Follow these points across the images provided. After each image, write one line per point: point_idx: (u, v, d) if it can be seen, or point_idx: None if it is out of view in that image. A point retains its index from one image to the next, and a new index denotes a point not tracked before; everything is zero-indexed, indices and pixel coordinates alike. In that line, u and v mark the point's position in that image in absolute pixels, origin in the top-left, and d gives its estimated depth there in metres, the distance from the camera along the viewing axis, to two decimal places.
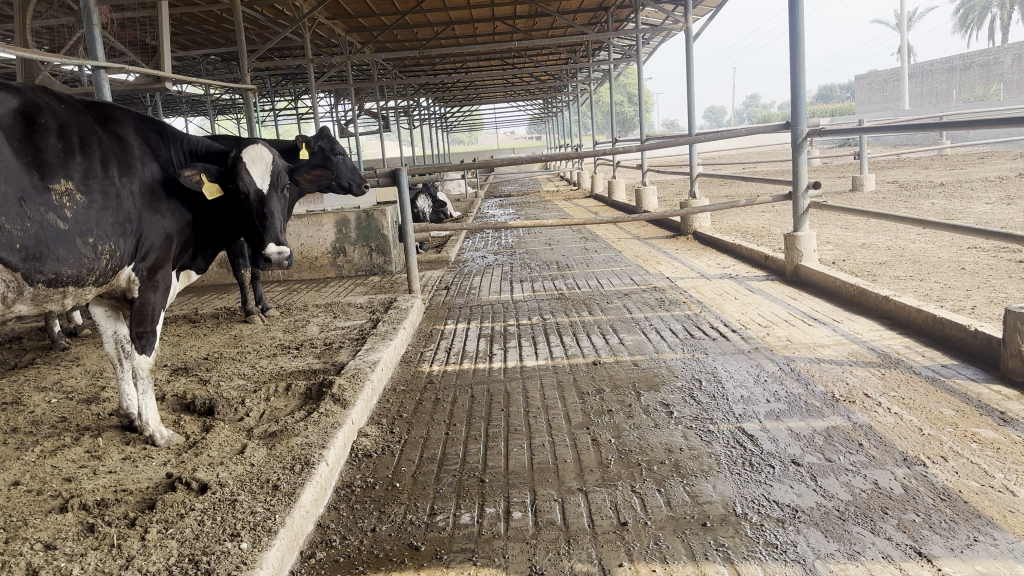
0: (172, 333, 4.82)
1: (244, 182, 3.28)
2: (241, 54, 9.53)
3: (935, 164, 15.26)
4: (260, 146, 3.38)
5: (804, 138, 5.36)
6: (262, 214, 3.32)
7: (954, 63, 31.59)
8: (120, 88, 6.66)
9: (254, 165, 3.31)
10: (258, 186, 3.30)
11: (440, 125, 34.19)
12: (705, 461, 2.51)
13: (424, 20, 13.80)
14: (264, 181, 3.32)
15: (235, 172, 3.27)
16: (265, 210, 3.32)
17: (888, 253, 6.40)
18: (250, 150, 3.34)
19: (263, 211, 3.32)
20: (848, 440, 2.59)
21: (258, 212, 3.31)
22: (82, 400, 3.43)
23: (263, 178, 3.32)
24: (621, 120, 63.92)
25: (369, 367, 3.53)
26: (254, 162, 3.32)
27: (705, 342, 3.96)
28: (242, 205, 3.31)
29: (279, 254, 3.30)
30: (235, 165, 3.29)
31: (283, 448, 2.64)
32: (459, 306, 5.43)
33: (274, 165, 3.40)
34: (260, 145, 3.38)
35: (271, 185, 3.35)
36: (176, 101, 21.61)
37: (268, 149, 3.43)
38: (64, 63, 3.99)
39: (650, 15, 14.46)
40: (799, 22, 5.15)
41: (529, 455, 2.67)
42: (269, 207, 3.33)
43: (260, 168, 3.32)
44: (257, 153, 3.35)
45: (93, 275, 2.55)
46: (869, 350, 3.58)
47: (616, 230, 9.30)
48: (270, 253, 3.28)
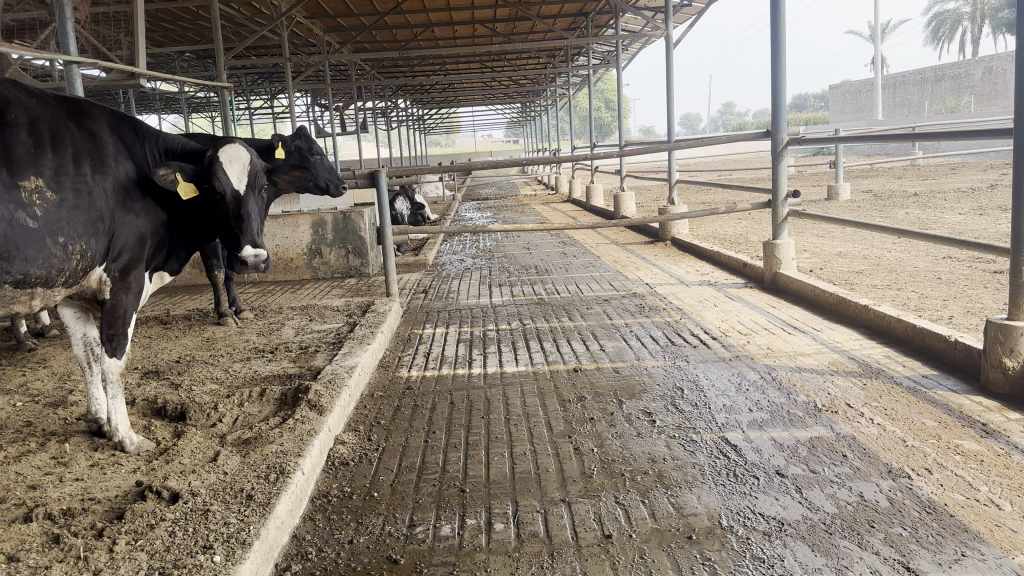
0: (143, 335, 4.72)
1: (221, 182, 3.21)
2: (218, 53, 9.40)
3: (908, 174, 15.46)
4: (238, 145, 3.31)
5: (784, 146, 5.37)
6: (239, 215, 3.25)
7: (926, 74, 32.06)
8: (91, 84, 6.53)
9: (231, 165, 3.24)
10: (235, 186, 3.23)
11: (418, 127, 34.08)
12: (689, 472, 2.47)
13: (404, 22, 13.73)
14: (241, 182, 3.25)
15: (212, 171, 3.20)
16: (243, 211, 3.25)
17: (865, 262, 6.44)
18: (227, 150, 3.27)
19: (240, 212, 3.24)
20: (832, 451, 2.57)
21: (236, 213, 3.24)
22: (49, 404, 3.33)
23: (240, 178, 3.25)
24: (598, 125, 64.12)
25: (346, 373, 3.46)
26: (231, 162, 3.25)
27: (686, 349, 3.94)
28: (219, 205, 3.24)
29: (255, 256, 3.24)
30: (212, 165, 3.22)
31: (258, 456, 2.57)
32: (437, 310, 5.38)
33: (252, 166, 3.34)
34: (237, 146, 3.31)
35: (248, 187, 3.28)
36: (150, 98, 21.33)
37: (246, 149, 3.36)
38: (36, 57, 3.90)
39: (630, 21, 14.51)
40: (781, 31, 5.17)
41: (510, 464, 2.62)
42: (246, 209, 3.26)
43: (237, 168, 3.26)
44: (234, 153, 3.28)
45: (63, 276, 2.46)
46: (850, 359, 3.58)
47: (594, 235, 9.30)
48: (247, 255, 3.22)
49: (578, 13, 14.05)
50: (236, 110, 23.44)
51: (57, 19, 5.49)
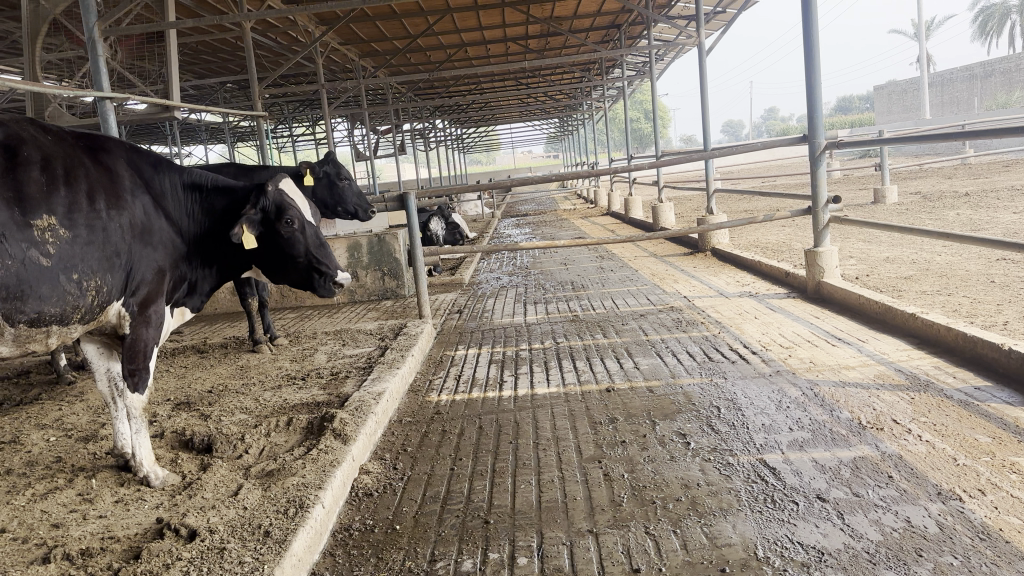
0: (178, 364, 4.74)
1: (299, 215, 3.42)
2: (253, 82, 9.51)
3: (958, 173, 15.04)
4: (286, 178, 3.51)
5: (822, 151, 5.19)
6: (315, 246, 3.47)
7: (973, 70, 31.24)
8: (129, 118, 6.67)
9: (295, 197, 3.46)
10: (307, 216, 3.47)
11: (457, 147, 34.33)
12: (724, 499, 2.35)
13: (437, 43, 13.84)
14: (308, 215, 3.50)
15: (288, 206, 3.38)
16: (315, 243, 3.48)
17: (913, 266, 6.22)
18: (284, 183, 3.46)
19: (318, 241, 3.50)
20: (876, 472, 2.43)
21: (309, 245, 3.46)
22: (81, 439, 3.33)
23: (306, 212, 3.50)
24: (638, 136, 63.87)
25: (374, 399, 3.41)
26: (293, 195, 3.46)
27: (724, 365, 3.79)
28: (288, 241, 3.41)
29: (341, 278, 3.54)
30: (281, 204, 3.37)
31: (279, 489, 2.53)
32: (471, 330, 5.31)
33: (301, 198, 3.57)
34: (285, 178, 3.51)
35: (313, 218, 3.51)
36: (195, 129, 21.79)
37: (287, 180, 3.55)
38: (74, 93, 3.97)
39: (663, 31, 14.45)
40: (813, 32, 5.01)
41: (537, 493, 2.52)
42: (319, 238, 3.50)
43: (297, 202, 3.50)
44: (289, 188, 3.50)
45: (78, 313, 2.45)
46: (897, 372, 3.41)
47: (632, 248, 9.17)
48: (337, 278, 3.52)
49: (611, 25, 13.98)
50: (279, 137, 23.82)
51: (91, 57, 5.63)
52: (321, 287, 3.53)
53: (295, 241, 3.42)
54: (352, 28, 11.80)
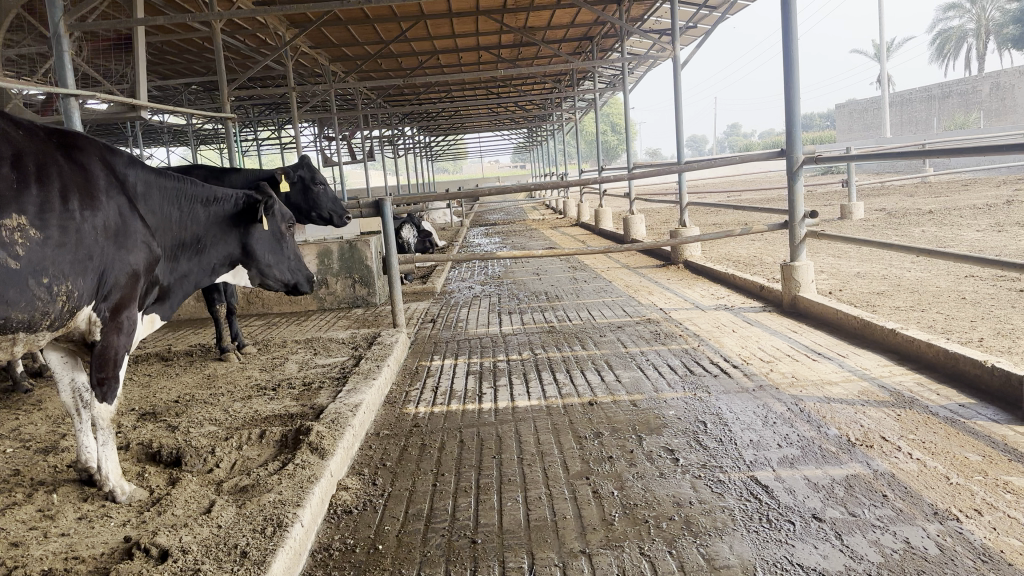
0: (142, 373, 4.56)
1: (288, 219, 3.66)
2: (221, 83, 9.30)
3: (920, 190, 15.35)
4: None
5: (799, 165, 5.20)
6: (298, 249, 3.68)
7: (932, 91, 31.94)
8: (93, 117, 6.48)
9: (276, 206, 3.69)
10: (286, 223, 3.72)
11: (425, 155, 34.18)
12: (718, 518, 2.29)
13: (408, 50, 13.77)
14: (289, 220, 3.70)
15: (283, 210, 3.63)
16: (295, 245, 3.68)
17: (885, 282, 6.26)
18: None
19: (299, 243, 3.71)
20: (870, 491, 2.39)
21: (293, 247, 3.65)
22: (39, 450, 3.17)
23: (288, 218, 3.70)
24: (604, 149, 64.35)
25: (350, 412, 3.30)
26: None
27: (706, 379, 3.75)
28: (278, 241, 3.56)
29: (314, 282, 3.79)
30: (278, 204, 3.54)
31: (254, 507, 2.41)
32: (446, 341, 5.21)
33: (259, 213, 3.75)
34: None
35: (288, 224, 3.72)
36: (159, 131, 21.41)
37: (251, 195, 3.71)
38: (44, 89, 3.81)
39: (635, 44, 14.54)
40: (794, 47, 5.03)
41: (525, 511, 2.44)
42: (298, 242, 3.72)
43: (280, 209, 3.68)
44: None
45: (47, 320, 2.33)
46: (880, 388, 3.39)
47: (604, 259, 9.14)
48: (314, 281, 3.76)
49: (583, 37, 14.00)
50: (244, 141, 23.44)
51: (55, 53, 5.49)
52: (300, 290, 3.70)
53: (285, 242, 3.60)
54: (324, 32, 11.67)
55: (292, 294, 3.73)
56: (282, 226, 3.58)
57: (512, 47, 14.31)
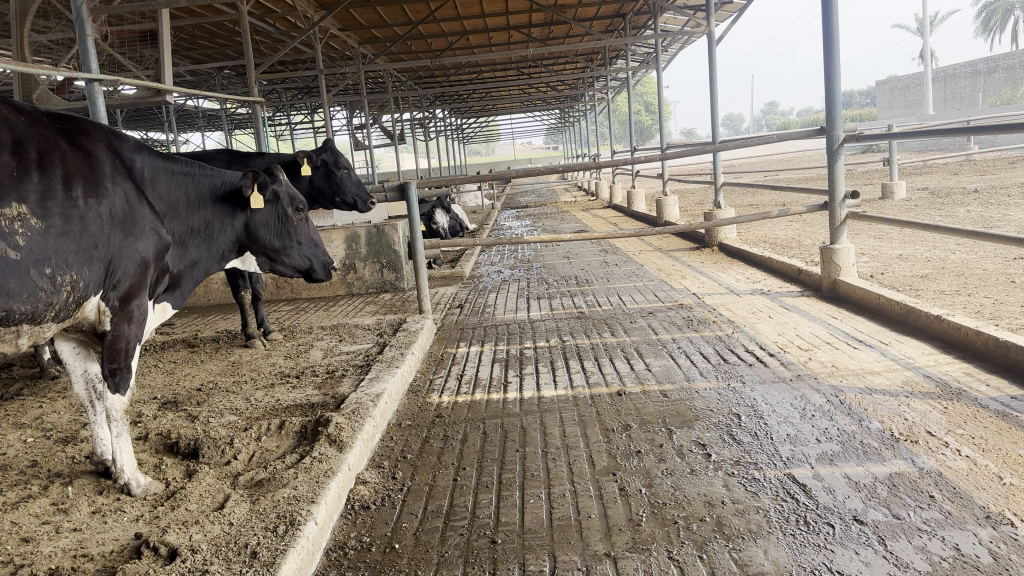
0: (167, 360, 4.53)
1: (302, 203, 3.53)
2: (249, 66, 9.23)
3: (964, 169, 14.85)
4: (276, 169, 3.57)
5: (840, 144, 4.98)
6: (311, 233, 3.56)
7: (977, 66, 30.98)
8: (119, 101, 6.45)
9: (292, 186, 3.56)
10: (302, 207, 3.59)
11: (457, 138, 34.07)
12: (752, 520, 2.16)
13: (438, 30, 13.63)
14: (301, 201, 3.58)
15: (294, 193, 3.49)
16: (309, 229, 3.56)
17: (929, 265, 6.02)
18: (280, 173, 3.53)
19: (313, 227, 3.60)
20: (916, 491, 2.24)
21: (306, 232, 3.53)
22: (59, 441, 3.13)
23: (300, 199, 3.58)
24: (639, 129, 63.69)
25: (371, 402, 3.21)
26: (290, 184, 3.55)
27: (740, 368, 3.60)
28: (286, 226, 3.45)
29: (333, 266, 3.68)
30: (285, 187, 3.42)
31: (268, 503, 2.33)
32: (472, 327, 5.11)
33: None
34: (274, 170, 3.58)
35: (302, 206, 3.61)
36: (193, 116, 21.56)
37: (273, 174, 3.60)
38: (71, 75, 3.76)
39: (668, 21, 14.25)
40: (834, 19, 4.80)
41: (548, 510, 2.33)
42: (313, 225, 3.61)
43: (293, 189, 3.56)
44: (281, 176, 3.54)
45: (51, 310, 2.27)
46: (926, 378, 3.21)
47: (637, 242, 8.98)
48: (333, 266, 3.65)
49: (615, 14, 13.74)
50: (277, 124, 23.51)
51: (79, 38, 5.41)
52: (313, 276, 3.59)
53: (296, 227, 3.49)
54: (353, 14, 11.58)
55: (308, 279, 3.64)
56: (291, 210, 3.46)
57: (542, 25, 14.11)
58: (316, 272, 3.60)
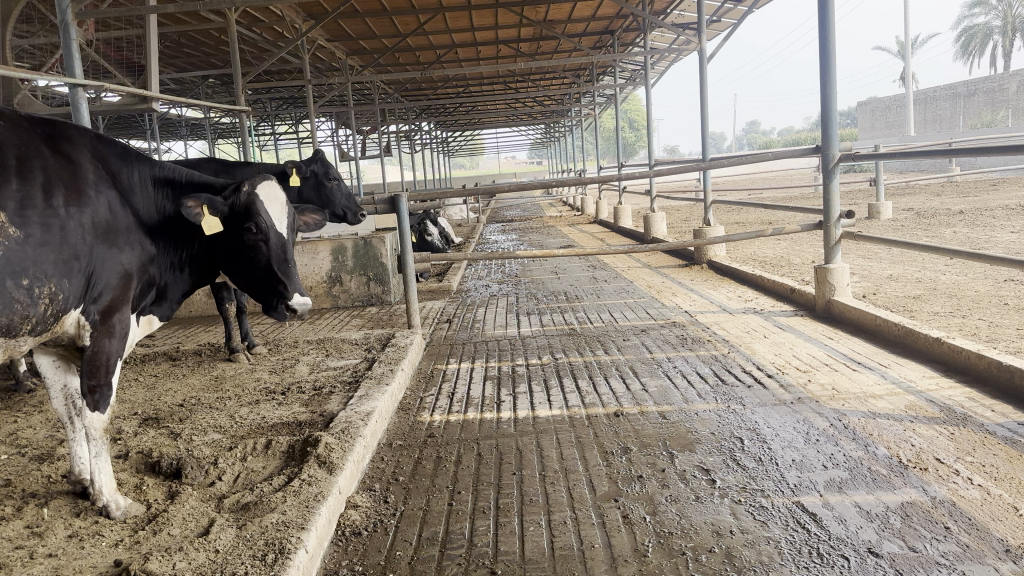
0: (148, 373, 4.40)
1: (264, 223, 3.00)
2: (236, 75, 9.12)
3: (948, 189, 15.00)
4: (274, 183, 3.11)
5: (835, 163, 4.94)
6: (274, 260, 3.02)
7: (957, 89, 31.38)
8: (103, 107, 6.32)
9: (271, 204, 3.04)
10: (279, 229, 3.03)
11: (443, 151, 34.02)
12: (763, 551, 2.08)
13: (426, 43, 13.60)
14: (284, 224, 3.06)
15: (253, 211, 2.99)
16: (275, 255, 3.02)
17: (920, 285, 6.01)
18: (266, 189, 3.06)
19: (285, 257, 3.04)
20: (930, 521, 2.17)
21: (269, 258, 3.02)
22: (35, 459, 2.99)
23: (282, 220, 3.06)
24: (623, 145, 64.10)
25: (361, 421, 3.10)
26: (270, 202, 3.05)
27: (739, 390, 3.52)
28: (245, 249, 3.01)
29: (304, 305, 3.06)
30: (251, 204, 2.99)
31: (256, 529, 2.22)
32: (461, 343, 5.01)
33: (288, 207, 3.14)
34: (273, 184, 3.10)
35: (288, 228, 3.09)
36: (176, 124, 21.39)
37: (281, 187, 3.15)
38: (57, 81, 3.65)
39: (656, 38, 14.30)
40: (830, 37, 4.78)
41: (549, 539, 2.23)
42: (289, 253, 3.06)
43: (277, 209, 3.06)
44: (270, 191, 3.07)
45: (28, 324, 2.15)
46: (929, 403, 3.15)
47: (626, 258, 8.92)
48: (296, 304, 3.03)
49: (604, 30, 13.78)
50: (261, 134, 23.34)
51: (62, 43, 5.28)
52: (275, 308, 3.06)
53: (256, 251, 3.01)
54: (341, 24, 11.51)
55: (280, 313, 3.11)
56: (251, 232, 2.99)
57: (531, 40, 14.11)
58: (280, 307, 3.08)
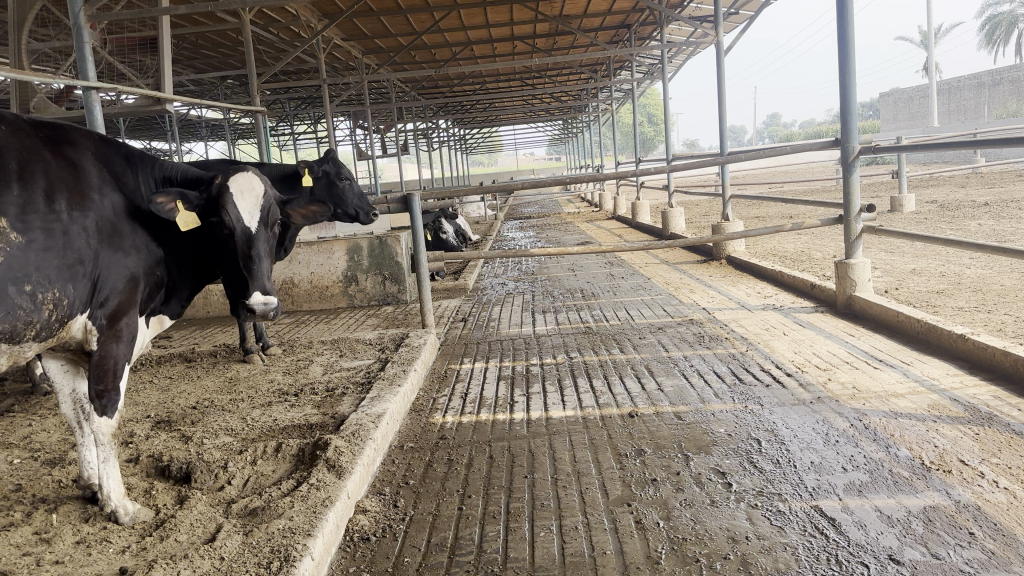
0: (163, 375, 4.40)
1: (229, 216, 2.87)
2: (252, 75, 9.14)
3: (973, 181, 14.76)
4: (252, 175, 2.98)
5: (856, 156, 4.84)
6: (240, 256, 2.88)
7: (982, 79, 30.85)
8: (118, 109, 6.34)
9: (241, 197, 2.91)
10: (245, 223, 2.89)
11: (461, 148, 34.03)
12: (780, 558, 2.02)
13: (442, 40, 13.57)
14: (253, 218, 2.91)
15: (220, 204, 2.88)
16: (242, 251, 2.88)
17: (945, 280, 5.89)
18: (240, 181, 2.94)
19: (249, 252, 2.89)
20: (953, 526, 2.10)
21: (238, 255, 2.88)
22: (47, 463, 2.99)
23: (252, 214, 2.91)
24: (642, 140, 63.80)
25: (372, 423, 3.07)
26: (242, 194, 2.91)
27: (757, 390, 3.45)
28: (218, 244, 2.90)
29: (264, 304, 2.86)
30: (221, 196, 2.88)
31: (262, 535, 2.19)
32: (476, 342, 4.97)
33: (266, 200, 2.99)
34: (251, 177, 2.97)
35: (259, 223, 2.94)
36: (195, 125, 21.53)
37: (261, 180, 3.02)
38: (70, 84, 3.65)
39: (674, 31, 14.18)
40: (849, 27, 4.67)
41: (560, 545, 2.18)
42: (256, 248, 2.91)
43: (249, 202, 2.92)
44: (245, 184, 2.95)
45: (32, 329, 2.13)
46: (952, 402, 3.07)
47: (644, 255, 8.84)
48: (254, 303, 2.84)
49: (621, 24, 13.67)
50: (280, 134, 23.44)
51: (76, 45, 5.29)
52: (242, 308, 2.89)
53: (227, 246, 2.89)
54: (356, 23, 11.50)
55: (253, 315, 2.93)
56: (222, 227, 2.87)
57: (547, 35, 14.02)
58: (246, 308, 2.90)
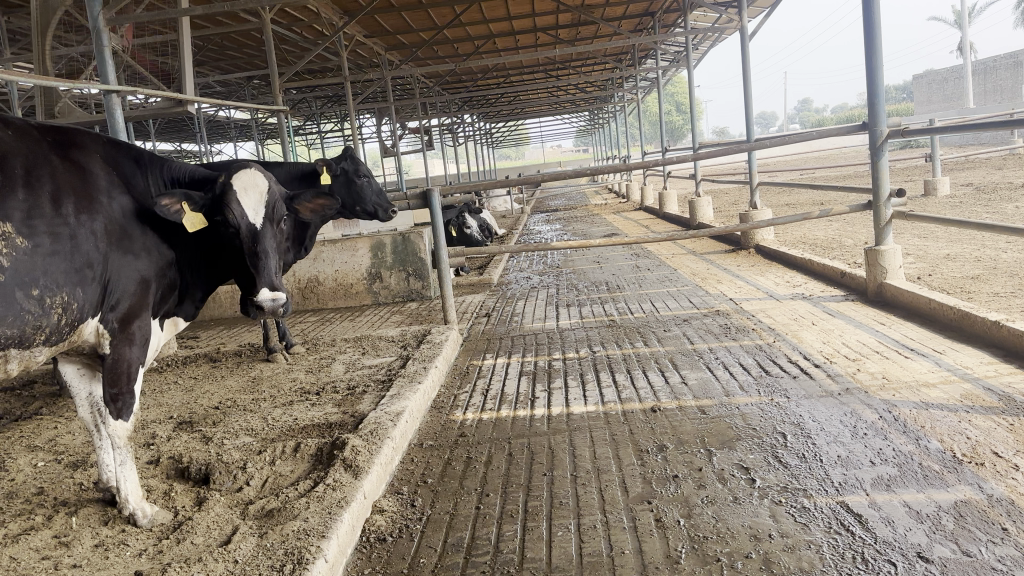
0: (188, 375, 4.42)
1: (233, 213, 2.82)
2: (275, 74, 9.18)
3: (1009, 163, 14.38)
4: (255, 171, 2.92)
5: (884, 140, 4.71)
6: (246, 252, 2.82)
7: (1018, 58, 30.06)
8: (141, 112, 6.39)
9: (245, 194, 2.85)
10: (249, 219, 2.83)
11: (488, 142, 34.00)
12: (803, 556, 1.96)
13: (464, 34, 13.53)
14: (258, 214, 2.85)
15: (224, 202, 2.83)
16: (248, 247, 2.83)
17: (981, 265, 5.73)
18: (243, 177, 2.88)
19: (255, 249, 2.83)
20: (985, 522, 2.02)
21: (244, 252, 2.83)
22: (70, 466, 3.01)
23: (256, 210, 2.85)
24: (670, 129, 63.25)
25: (390, 422, 3.04)
26: (245, 191, 2.85)
27: (784, 382, 3.37)
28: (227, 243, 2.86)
29: (273, 301, 2.80)
30: (224, 194, 2.83)
31: (276, 538, 2.18)
32: (499, 337, 4.94)
33: (270, 195, 2.93)
34: (254, 172, 2.91)
35: (265, 219, 2.87)
36: (224, 126, 21.75)
37: (265, 174, 2.96)
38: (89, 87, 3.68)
39: (698, 17, 13.98)
40: (874, 6, 4.54)
41: (577, 545, 2.14)
42: (262, 245, 2.84)
43: (253, 198, 2.86)
44: (248, 180, 2.89)
45: (42, 333, 2.13)
46: (987, 391, 2.97)
47: (670, 245, 8.74)
48: (262, 300, 2.79)
49: (644, 12, 13.52)
50: (308, 132, 23.60)
51: (96, 49, 5.32)
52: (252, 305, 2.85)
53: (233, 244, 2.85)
54: (377, 19, 11.51)
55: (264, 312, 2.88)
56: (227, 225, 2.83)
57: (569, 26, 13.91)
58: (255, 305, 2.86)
